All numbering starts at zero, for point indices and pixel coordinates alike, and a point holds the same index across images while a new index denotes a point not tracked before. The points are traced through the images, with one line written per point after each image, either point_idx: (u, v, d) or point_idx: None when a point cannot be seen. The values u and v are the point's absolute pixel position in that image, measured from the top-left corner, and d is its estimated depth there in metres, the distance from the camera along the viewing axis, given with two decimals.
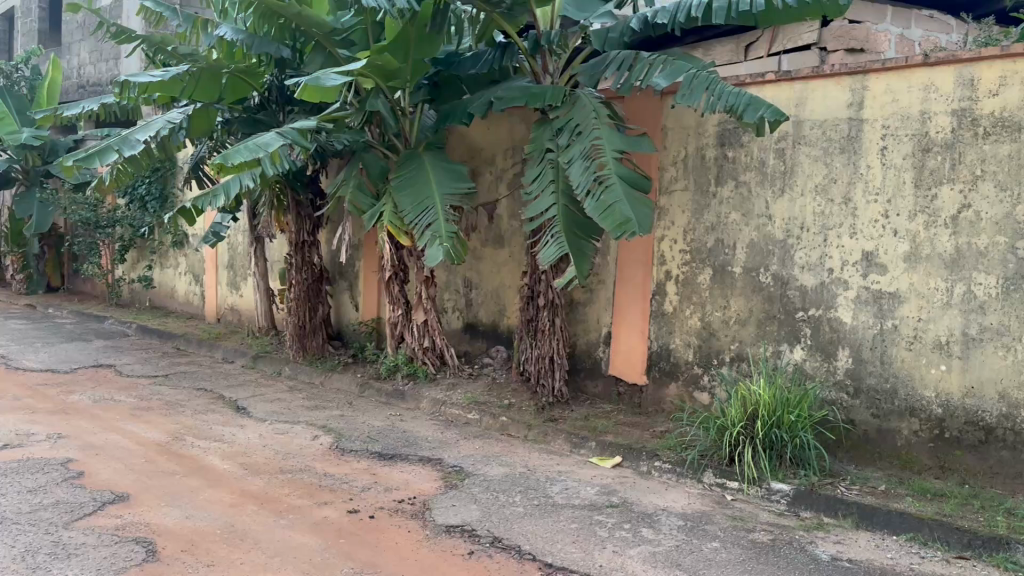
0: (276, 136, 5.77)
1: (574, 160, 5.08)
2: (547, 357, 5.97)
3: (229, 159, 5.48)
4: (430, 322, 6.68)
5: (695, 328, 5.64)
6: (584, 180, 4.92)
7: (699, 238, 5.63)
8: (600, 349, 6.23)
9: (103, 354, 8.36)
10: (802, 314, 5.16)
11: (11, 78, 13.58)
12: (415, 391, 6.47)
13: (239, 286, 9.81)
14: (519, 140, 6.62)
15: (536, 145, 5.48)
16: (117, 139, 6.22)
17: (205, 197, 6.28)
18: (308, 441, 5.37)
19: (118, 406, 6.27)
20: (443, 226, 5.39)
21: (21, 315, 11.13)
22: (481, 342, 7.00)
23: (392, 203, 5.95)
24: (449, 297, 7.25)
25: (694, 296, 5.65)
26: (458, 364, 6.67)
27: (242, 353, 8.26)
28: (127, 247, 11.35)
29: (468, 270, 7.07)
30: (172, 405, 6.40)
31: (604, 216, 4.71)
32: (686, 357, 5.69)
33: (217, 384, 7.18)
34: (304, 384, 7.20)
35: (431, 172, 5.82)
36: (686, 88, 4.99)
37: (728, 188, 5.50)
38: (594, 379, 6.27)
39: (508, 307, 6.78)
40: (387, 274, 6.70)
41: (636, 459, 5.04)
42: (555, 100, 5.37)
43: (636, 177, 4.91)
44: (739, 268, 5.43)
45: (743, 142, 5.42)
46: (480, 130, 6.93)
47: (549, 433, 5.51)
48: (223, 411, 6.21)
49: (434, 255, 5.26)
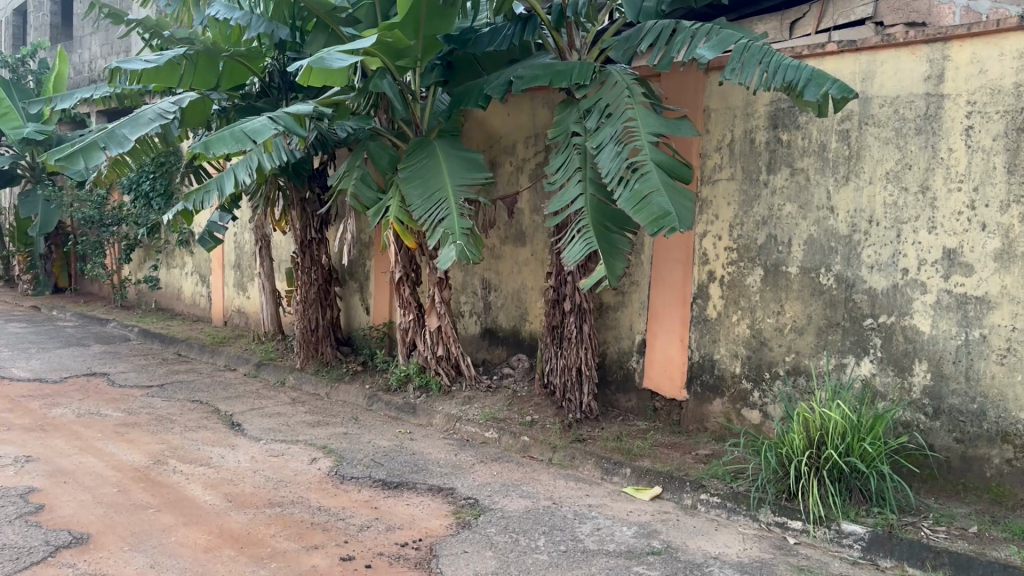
0: (266, 121, 5.16)
1: (604, 144, 4.41)
2: (574, 368, 5.32)
3: (211, 147, 4.89)
4: (444, 328, 6.03)
5: (743, 336, 4.96)
6: (615, 167, 4.25)
7: (748, 234, 4.94)
8: (633, 359, 5.54)
9: (98, 361, 7.81)
10: (870, 321, 4.45)
11: (18, 72, 13.15)
12: (428, 405, 5.83)
13: (246, 287, 9.26)
14: (542, 126, 5.95)
15: (561, 129, 4.81)
16: (103, 135, 5.49)
17: (197, 193, 5.62)
18: (305, 465, 4.75)
19: (102, 423, 5.69)
20: (456, 222, 4.76)
21: (23, 317, 10.66)
22: (502, 349, 6.35)
23: (398, 195, 5.30)
24: (466, 300, 6.62)
25: (742, 300, 4.96)
26: (475, 375, 6.02)
27: (245, 359, 7.67)
28: (132, 246, 10.86)
29: (487, 270, 6.43)
30: (161, 420, 5.81)
31: (639, 209, 4.03)
32: (733, 369, 5.00)
33: (215, 395, 6.59)
34: (308, 396, 6.59)
35: (442, 161, 5.18)
36: (736, 63, 4.25)
37: (781, 176, 4.80)
38: (626, 393, 5.58)
39: (530, 312, 6.12)
40: (397, 275, 6.11)
41: (678, 490, 4.36)
42: (582, 78, 4.70)
43: (675, 163, 4.23)
44: (796, 267, 4.73)
45: (800, 124, 4.72)
46: (499, 115, 6.28)
47: (577, 457, 4.84)
48: (216, 427, 5.61)
49: (445, 257, 4.71)
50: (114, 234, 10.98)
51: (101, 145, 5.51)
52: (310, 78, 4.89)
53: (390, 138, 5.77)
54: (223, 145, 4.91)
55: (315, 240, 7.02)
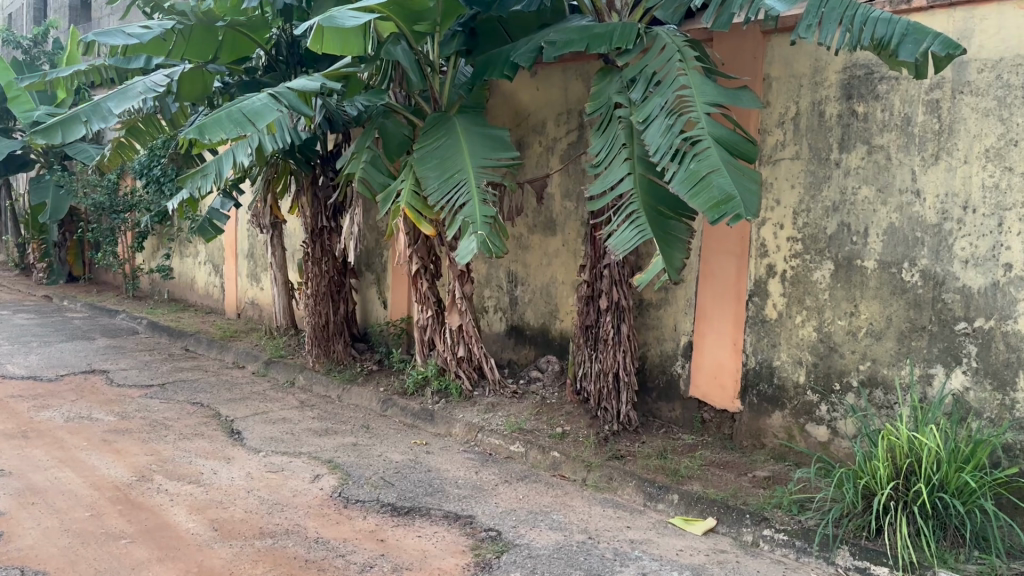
0: (267, 99, 4.51)
1: (652, 117, 3.77)
2: (611, 373, 4.70)
3: (206, 131, 4.21)
4: (466, 327, 5.43)
5: (809, 340, 4.30)
6: (665, 143, 3.61)
7: (815, 222, 4.27)
8: (677, 363, 4.89)
9: (100, 357, 7.34)
10: (963, 326, 3.78)
11: (31, 53, 12.74)
12: (447, 412, 5.24)
13: (259, 278, 8.75)
14: (576, 101, 5.32)
15: (601, 101, 4.18)
16: (86, 109, 5.22)
17: (193, 177, 5.12)
18: (306, 484, 4.19)
19: (89, 429, 5.18)
20: (477, 209, 4.16)
21: (32, 307, 10.27)
22: (529, 350, 5.75)
23: (413, 177, 4.69)
24: (490, 294, 6.02)
25: (808, 299, 4.30)
26: (499, 380, 5.42)
27: (254, 356, 7.14)
28: (144, 234, 10.41)
29: (514, 261, 5.82)
30: (155, 426, 5.29)
31: (694, 192, 3.38)
32: (796, 378, 4.36)
33: (218, 397, 6.06)
34: (318, 399, 6.03)
35: (465, 139, 4.55)
36: (813, 18, 3.57)
37: (857, 155, 4.13)
38: (669, 402, 4.94)
39: (561, 309, 5.50)
40: (414, 268, 5.52)
41: (736, 523, 3.72)
42: (625, 41, 4.05)
43: (737, 139, 3.58)
44: (873, 261, 4.07)
45: (879, 93, 4.04)
46: (528, 89, 5.65)
47: (615, 479, 4.22)
48: (213, 435, 5.07)
49: (466, 248, 4.05)
50: (125, 221, 10.54)
51: (83, 117, 5.26)
52: (322, 42, 4.37)
53: (405, 115, 5.11)
54: (221, 128, 4.25)
55: (326, 228, 6.45)
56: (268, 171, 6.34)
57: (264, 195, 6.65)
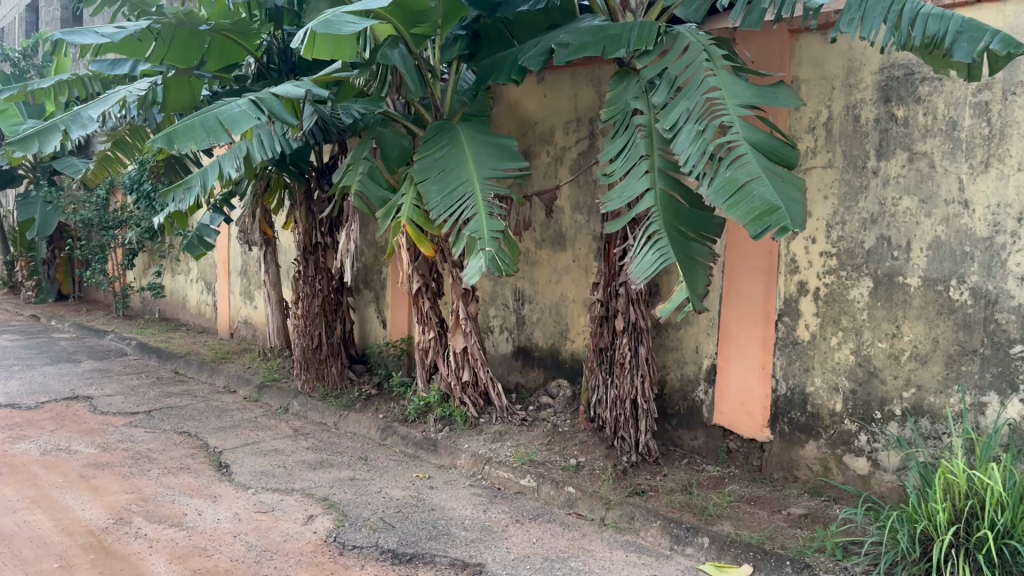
0: (247, 105, 4.08)
1: (678, 123, 3.48)
2: (629, 400, 4.35)
3: (175, 140, 3.82)
4: (471, 350, 5.07)
5: (847, 364, 3.97)
6: (697, 150, 3.32)
7: (852, 235, 3.94)
8: (700, 389, 4.54)
9: (84, 382, 6.96)
10: (1020, 349, 3.43)
11: (20, 66, 12.43)
12: (451, 441, 4.88)
13: (253, 296, 8.40)
14: (586, 108, 5.00)
15: (617, 106, 3.83)
16: (64, 118, 5.09)
17: (175, 190, 4.75)
18: (298, 526, 3.83)
19: (66, 463, 4.80)
20: (484, 223, 3.83)
21: (18, 328, 9.91)
22: (538, 373, 5.40)
23: (413, 191, 4.31)
24: (495, 313, 5.68)
25: (844, 319, 3.97)
26: (507, 406, 5.07)
27: (245, 380, 6.77)
28: (134, 251, 10.08)
29: (521, 278, 5.48)
30: (139, 459, 4.93)
31: (733, 203, 3.07)
32: (832, 406, 4.02)
33: (206, 425, 5.69)
34: (313, 426, 5.67)
35: (470, 149, 4.21)
36: (856, 13, 3.23)
37: (896, 163, 3.80)
38: (691, 430, 4.59)
39: (572, 328, 5.16)
40: (414, 286, 5.18)
41: (775, 571, 3.35)
42: (644, 41, 3.72)
43: (775, 143, 3.29)
44: (917, 278, 3.72)
45: (921, 96, 3.72)
46: (535, 96, 5.33)
47: (637, 518, 3.86)
48: (200, 470, 4.71)
49: (472, 271, 3.74)
50: (115, 238, 10.20)
51: (62, 127, 5.12)
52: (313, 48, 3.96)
53: (405, 124, 4.77)
54: (192, 137, 3.85)
55: (321, 245, 6.10)
56: (258, 184, 5.97)
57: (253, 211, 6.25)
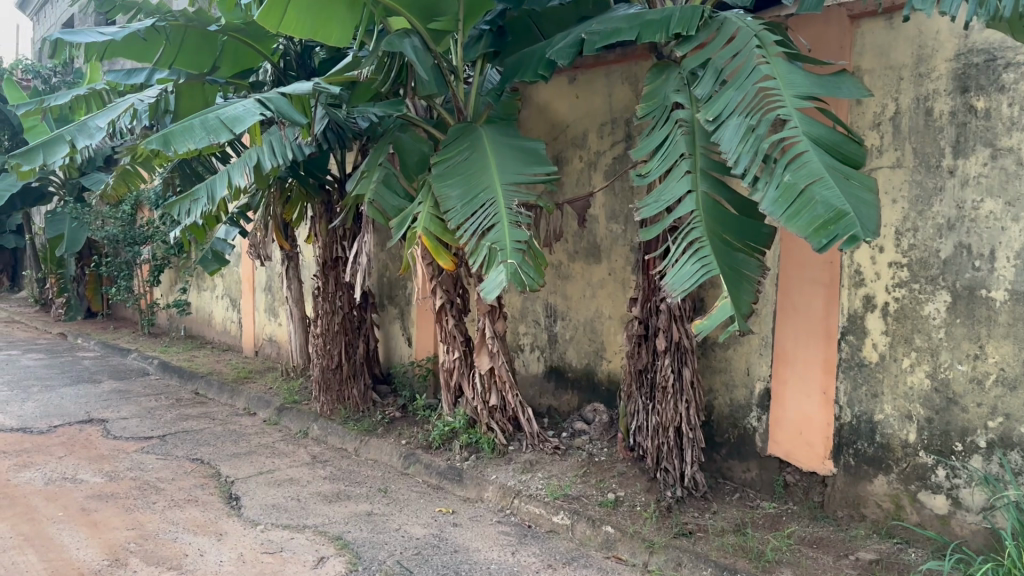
0: (252, 105, 3.85)
1: (725, 118, 3.07)
2: (672, 428, 3.94)
3: (172, 142, 3.62)
4: (498, 371, 4.67)
5: (921, 390, 3.52)
6: (747, 148, 2.91)
7: (925, 244, 3.50)
8: (752, 416, 4.14)
9: (100, 404, 6.71)
10: None
11: (51, 83, 12.41)
12: (477, 472, 4.49)
13: (278, 313, 8.13)
14: (622, 108, 4.61)
15: (655, 101, 3.44)
16: (69, 127, 4.88)
17: (181, 202, 4.48)
18: (307, 571, 3.46)
19: (69, 494, 4.51)
20: (506, 234, 3.45)
21: (44, 346, 9.77)
22: (572, 396, 4.99)
23: (431, 200, 3.94)
24: (526, 331, 5.30)
25: (918, 339, 3.52)
26: (538, 433, 4.64)
27: (265, 402, 6.47)
28: (160, 267, 9.90)
29: (553, 293, 5.09)
30: (146, 489, 4.62)
31: (793, 212, 2.64)
32: (904, 436, 3.57)
33: (220, 451, 5.37)
34: (333, 453, 5.32)
35: (493, 153, 3.85)
36: None
37: (976, 160, 3.35)
38: (743, 461, 4.19)
39: (608, 347, 4.75)
40: (438, 302, 4.84)
41: None
42: (685, 26, 3.33)
43: (838, 139, 2.86)
44: (1003, 292, 3.26)
45: (1005, 84, 3.27)
46: (566, 97, 4.96)
47: (685, 564, 3.43)
48: (208, 502, 4.38)
49: (492, 284, 3.33)
50: (141, 254, 10.03)
51: (69, 137, 4.91)
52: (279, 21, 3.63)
53: (424, 128, 4.41)
54: (190, 138, 3.64)
55: (341, 260, 5.78)
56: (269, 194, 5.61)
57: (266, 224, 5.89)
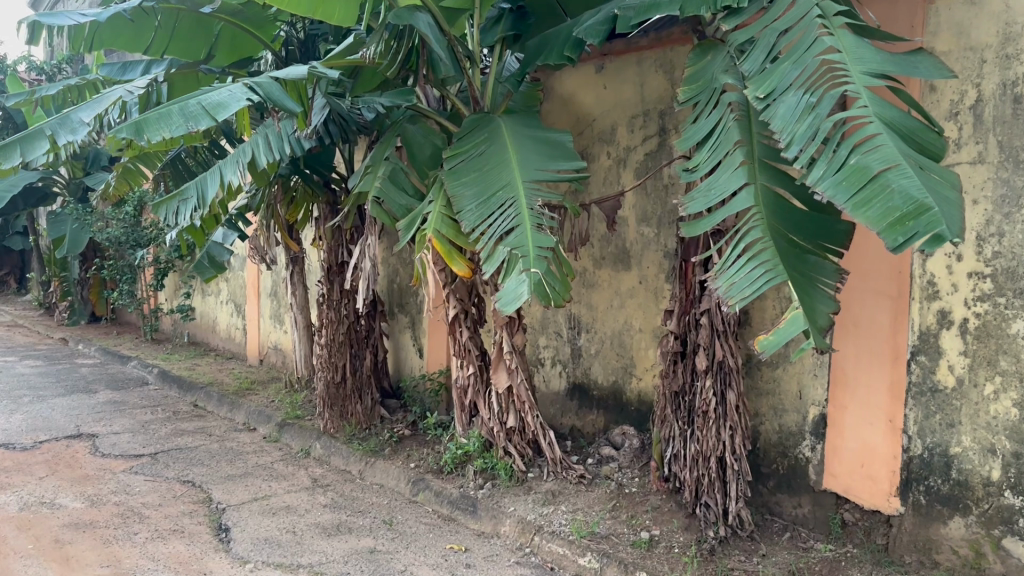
0: (239, 90, 3.55)
1: (779, 94, 2.61)
2: (715, 460, 3.48)
3: (145, 132, 3.33)
4: (517, 390, 4.22)
5: (1006, 420, 3.02)
6: (804, 128, 2.45)
7: (1013, 251, 3.00)
8: (805, 445, 3.69)
9: (92, 417, 6.30)
10: None
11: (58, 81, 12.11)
12: (493, 502, 4.04)
13: (283, 320, 7.71)
14: (655, 98, 4.15)
15: (703, 84, 3.02)
16: (49, 120, 4.38)
17: (169, 202, 4.04)
18: None
19: (43, 522, 4.08)
20: (528, 237, 3.01)
21: (44, 352, 9.41)
22: (597, 416, 4.53)
23: (443, 197, 3.49)
24: (546, 344, 4.84)
25: (1004, 361, 3.02)
26: (561, 459, 4.19)
27: (266, 417, 6.04)
28: (164, 270, 9.52)
29: (577, 303, 4.63)
30: (129, 517, 4.18)
31: (862, 200, 2.17)
32: (986, 473, 3.08)
33: (214, 473, 4.94)
34: (335, 476, 4.88)
35: (513, 145, 3.42)
36: None
37: None
38: (794, 494, 3.73)
39: (638, 363, 4.28)
40: (451, 313, 4.39)
41: None
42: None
43: (914, 125, 2.41)
44: None
45: None
46: (592, 87, 4.51)
47: None
48: (196, 533, 3.95)
49: (512, 295, 2.85)
50: (144, 257, 9.67)
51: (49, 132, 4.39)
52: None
53: (437, 120, 3.99)
54: (166, 126, 3.35)
55: (346, 264, 5.37)
56: (271, 193, 5.09)
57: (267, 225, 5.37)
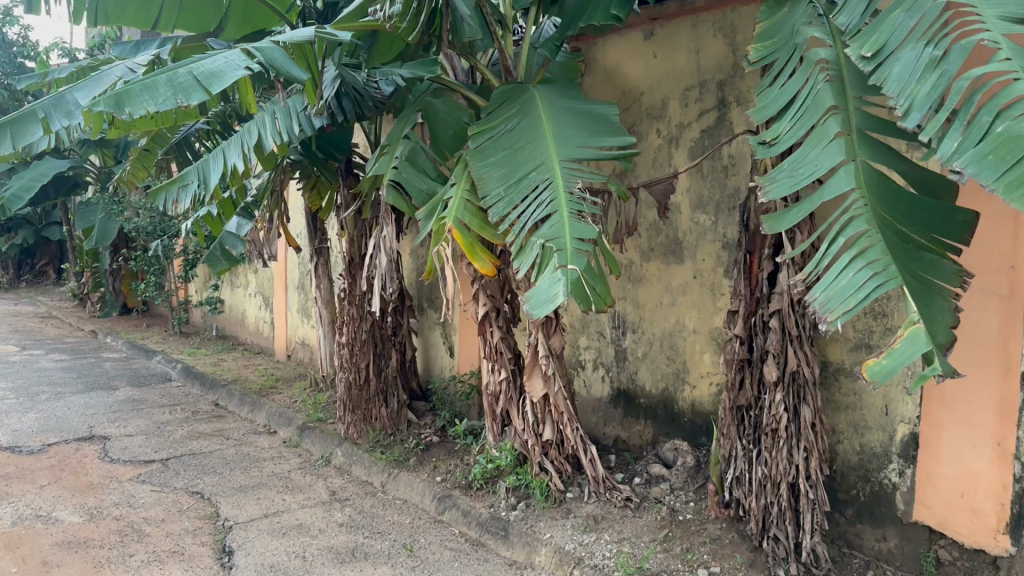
0: (237, 56, 3.14)
1: (889, 49, 2.10)
2: (784, 487, 2.97)
3: (126, 102, 2.92)
4: (553, 399, 3.72)
5: None
6: (928, 89, 1.95)
7: None
8: (892, 470, 3.16)
9: (107, 417, 5.98)
10: None
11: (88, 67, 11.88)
12: (526, 526, 3.58)
13: (310, 314, 7.33)
14: (713, 67, 3.61)
15: (780, 40, 2.51)
16: (43, 100, 3.55)
17: (168, 187, 3.77)
18: None
19: (34, 540, 3.72)
20: (566, 228, 2.52)
21: (72, 346, 9.19)
22: (645, 427, 4.03)
23: (468, 181, 3.03)
24: (587, 345, 4.35)
25: None
26: (603, 478, 3.70)
27: (287, 420, 5.65)
28: (192, 261, 9.22)
29: (622, 300, 4.13)
30: (127, 535, 3.79)
31: (1018, 178, 1.66)
32: None
33: (226, 483, 4.55)
34: (357, 488, 4.47)
35: (552, 119, 2.93)
36: None
37: None
38: (877, 525, 3.21)
39: (691, 369, 3.77)
40: (481, 312, 3.92)
41: None
42: None
43: None
44: None
45: None
46: (641, 57, 3.99)
47: None
48: (195, 556, 3.55)
49: (545, 298, 2.34)
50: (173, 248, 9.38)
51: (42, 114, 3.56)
52: None
53: (464, 95, 3.51)
54: (151, 97, 2.94)
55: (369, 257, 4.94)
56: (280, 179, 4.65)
57: (271, 216, 4.84)
